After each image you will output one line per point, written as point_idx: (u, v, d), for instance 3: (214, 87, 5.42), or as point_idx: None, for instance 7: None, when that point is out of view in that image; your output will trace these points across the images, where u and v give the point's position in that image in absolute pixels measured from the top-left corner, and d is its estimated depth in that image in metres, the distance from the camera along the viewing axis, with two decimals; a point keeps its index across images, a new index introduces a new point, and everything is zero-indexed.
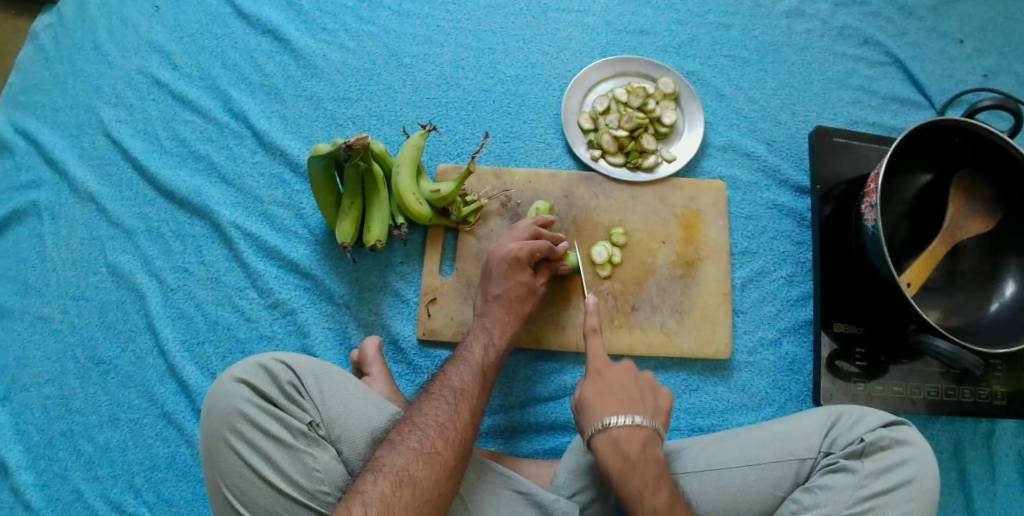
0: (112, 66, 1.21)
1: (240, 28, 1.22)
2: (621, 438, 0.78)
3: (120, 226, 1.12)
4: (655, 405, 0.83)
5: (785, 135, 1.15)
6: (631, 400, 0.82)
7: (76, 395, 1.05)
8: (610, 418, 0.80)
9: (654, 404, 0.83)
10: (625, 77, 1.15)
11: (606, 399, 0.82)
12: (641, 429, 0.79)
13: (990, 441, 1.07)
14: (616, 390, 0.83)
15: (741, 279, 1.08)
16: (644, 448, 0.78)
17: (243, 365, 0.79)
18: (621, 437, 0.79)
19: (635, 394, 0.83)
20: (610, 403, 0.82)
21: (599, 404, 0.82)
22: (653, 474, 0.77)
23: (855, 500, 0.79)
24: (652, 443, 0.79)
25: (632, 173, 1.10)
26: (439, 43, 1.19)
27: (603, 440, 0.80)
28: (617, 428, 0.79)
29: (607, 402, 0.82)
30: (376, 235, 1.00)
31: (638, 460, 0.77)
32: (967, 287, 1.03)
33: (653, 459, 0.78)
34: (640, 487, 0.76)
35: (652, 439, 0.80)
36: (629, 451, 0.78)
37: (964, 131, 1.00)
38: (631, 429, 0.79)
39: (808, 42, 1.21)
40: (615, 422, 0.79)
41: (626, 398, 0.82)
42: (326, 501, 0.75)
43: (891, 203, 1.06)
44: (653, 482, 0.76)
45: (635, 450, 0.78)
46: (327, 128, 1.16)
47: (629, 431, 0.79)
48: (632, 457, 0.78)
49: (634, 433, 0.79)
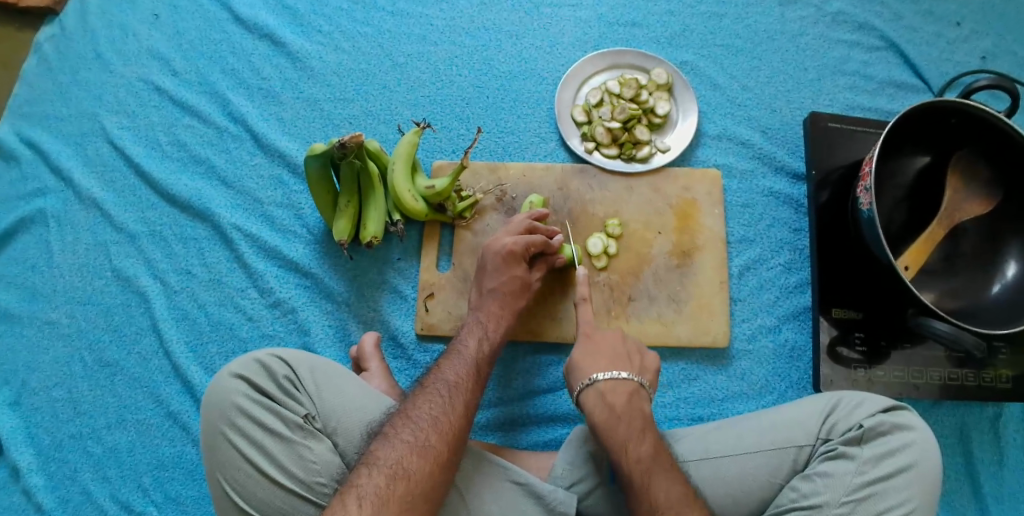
0: (113, 75, 1.23)
1: (238, 33, 1.23)
2: (606, 391, 0.84)
3: (124, 231, 1.14)
4: (643, 364, 0.89)
5: (780, 122, 1.15)
6: (617, 356, 0.88)
7: (84, 398, 1.07)
8: (596, 374, 0.86)
9: (642, 363, 0.89)
10: (618, 70, 1.16)
11: (594, 356, 0.88)
12: (626, 382, 0.85)
13: (996, 425, 1.06)
14: (603, 350, 0.89)
15: (739, 267, 1.07)
16: (629, 399, 0.83)
17: (240, 360, 0.81)
18: (606, 389, 0.84)
19: (621, 352, 0.89)
20: (598, 361, 0.87)
21: (587, 362, 0.87)
22: (639, 425, 0.81)
23: (854, 486, 0.79)
24: (639, 395, 0.84)
25: (627, 165, 1.10)
26: (433, 42, 1.20)
27: (590, 395, 0.84)
28: (603, 383, 0.85)
29: (595, 360, 0.87)
30: (372, 232, 1.01)
31: (623, 411, 0.82)
32: (967, 268, 1.02)
33: (638, 410, 0.83)
34: (625, 436, 0.79)
35: (637, 391, 0.85)
36: (616, 402, 0.83)
37: (959, 113, 0.99)
38: (616, 382, 0.85)
39: (802, 29, 1.20)
40: (600, 376, 0.85)
41: (614, 357, 0.88)
42: (323, 493, 0.76)
43: (888, 187, 1.06)
44: (636, 432, 0.80)
45: (621, 402, 0.83)
46: (324, 128, 1.17)
47: (614, 383, 0.85)
48: (618, 408, 0.82)
49: (620, 386, 0.84)
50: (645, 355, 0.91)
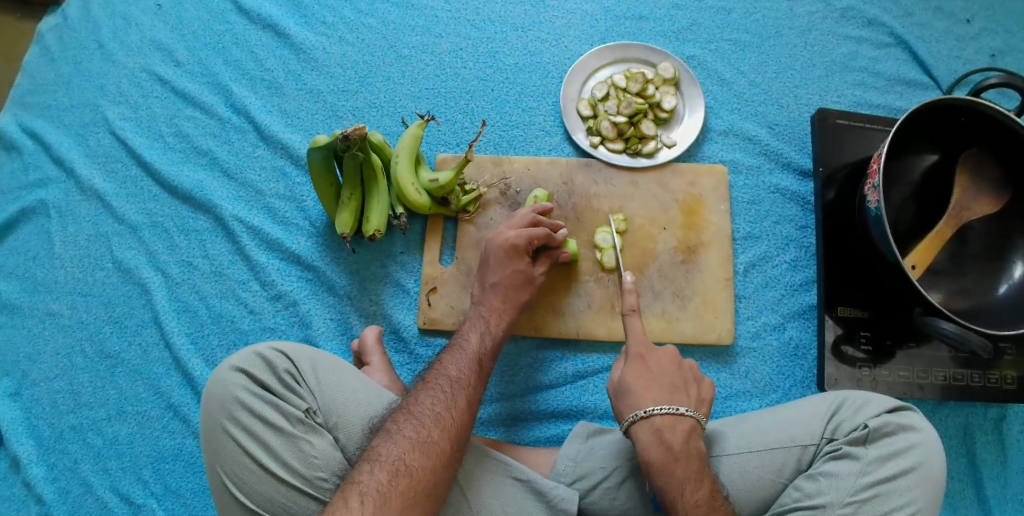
0: (116, 65, 1.22)
1: (241, 24, 1.22)
2: (665, 428, 0.79)
3: (126, 222, 1.14)
4: (698, 394, 0.85)
5: (787, 119, 1.14)
6: (673, 390, 0.83)
7: (85, 389, 1.07)
8: (652, 407, 0.80)
9: (697, 394, 0.85)
10: (624, 64, 1.15)
11: (650, 388, 0.83)
12: (685, 420, 0.80)
13: (1001, 426, 1.05)
14: (658, 379, 0.84)
15: (743, 264, 1.07)
16: (687, 439, 0.79)
17: (241, 354, 0.80)
18: (664, 427, 0.79)
19: (677, 383, 0.84)
20: (651, 391, 0.82)
21: (643, 394, 0.82)
22: (696, 467, 0.78)
23: (859, 487, 0.78)
24: (696, 434, 0.81)
25: (633, 160, 1.09)
26: (438, 34, 1.19)
27: (645, 429, 0.80)
28: (660, 418, 0.80)
29: (650, 390, 0.82)
30: (376, 225, 1.00)
31: (681, 452, 0.78)
32: (974, 268, 1.01)
33: (695, 450, 0.79)
34: (683, 479, 0.77)
35: (695, 430, 0.81)
36: (674, 442, 0.79)
37: (969, 111, 0.98)
38: (674, 419, 0.80)
39: (811, 24, 1.19)
40: (657, 411, 0.80)
41: (670, 388, 0.83)
42: (324, 488, 0.76)
43: (896, 184, 1.05)
44: (693, 476, 0.77)
45: (679, 442, 0.79)
46: (327, 120, 1.16)
47: (672, 420, 0.80)
48: (676, 448, 0.78)
49: (677, 424, 0.80)
50: (700, 385, 0.86)
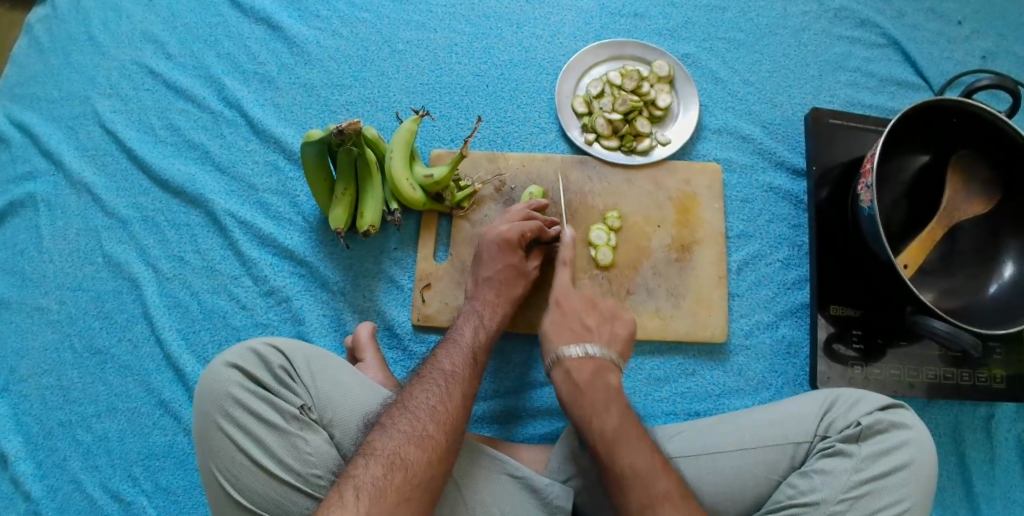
0: (106, 57, 1.21)
1: (234, 17, 1.21)
2: (572, 368, 0.84)
3: (116, 217, 1.12)
4: (612, 333, 0.89)
5: (781, 118, 1.14)
6: (584, 331, 0.88)
7: (74, 385, 1.06)
8: (565, 349, 0.85)
9: (611, 332, 0.89)
10: (619, 61, 1.15)
11: (562, 331, 0.88)
12: (593, 359, 0.84)
13: (989, 425, 1.06)
14: (572, 322, 0.90)
15: (737, 262, 1.07)
16: (596, 374, 0.83)
17: (235, 350, 0.80)
18: (573, 366, 0.84)
19: (589, 324, 0.89)
20: (565, 335, 0.88)
21: (558, 337, 0.88)
22: (604, 397, 0.80)
23: (852, 484, 0.79)
24: (606, 370, 0.84)
25: (627, 157, 1.09)
26: (433, 29, 1.19)
27: (558, 371, 0.85)
28: (571, 358, 0.84)
29: (563, 332, 0.88)
30: (370, 220, 0.99)
31: (588, 386, 0.82)
32: (964, 268, 1.02)
33: (604, 383, 0.82)
34: (590, 408, 0.79)
35: (604, 367, 0.84)
36: (581, 376, 0.83)
37: (961, 112, 0.99)
38: (582, 359, 0.84)
39: (804, 24, 1.19)
40: (567, 352, 0.85)
41: (581, 331, 0.88)
42: (319, 485, 0.75)
43: (889, 184, 1.05)
44: (601, 406, 0.79)
45: (585, 376, 0.83)
46: (321, 115, 1.15)
47: (580, 359, 0.84)
48: (582, 382, 0.82)
49: (586, 362, 0.84)
50: (618, 325, 0.91)
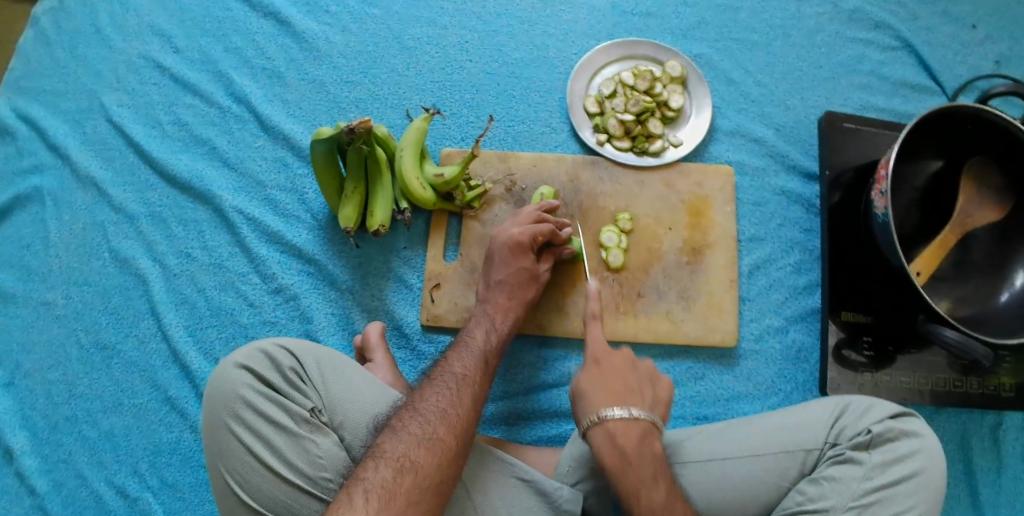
0: (113, 50, 1.19)
1: (242, 11, 1.20)
2: (616, 432, 0.78)
3: (123, 211, 1.12)
4: (654, 395, 0.83)
5: (794, 121, 1.14)
6: (618, 291, 0.94)
7: (79, 381, 1.05)
8: (607, 411, 0.79)
9: (653, 395, 0.83)
10: (631, 60, 1.14)
11: (602, 392, 0.81)
12: (638, 421, 0.79)
13: (997, 432, 1.06)
14: (613, 381, 0.83)
15: (748, 266, 1.06)
16: (642, 441, 0.78)
17: (245, 351, 0.79)
18: (600, 315, 0.91)
19: (632, 385, 0.82)
20: (607, 395, 0.81)
21: (589, 290, 0.94)
22: (650, 471, 0.76)
23: (861, 492, 0.79)
24: (635, 328, 0.90)
25: (639, 158, 1.09)
26: (444, 26, 1.17)
27: (600, 434, 0.78)
28: (614, 421, 0.78)
29: (600, 392, 0.81)
30: (380, 219, 0.99)
31: (635, 456, 0.76)
32: (976, 275, 1.02)
33: (650, 453, 0.78)
34: (639, 482, 0.75)
35: (649, 431, 0.79)
36: (627, 444, 0.77)
37: (976, 118, 0.99)
38: (627, 422, 0.78)
39: (819, 26, 1.18)
40: (611, 415, 0.78)
41: (623, 390, 0.82)
42: (328, 489, 0.75)
43: (902, 189, 1.05)
44: (649, 479, 0.76)
45: (632, 445, 0.77)
46: (330, 111, 1.14)
47: (626, 424, 0.78)
48: (630, 450, 0.77)
49: (631, 426, 0.78)
50: (649, 293, 0.97)
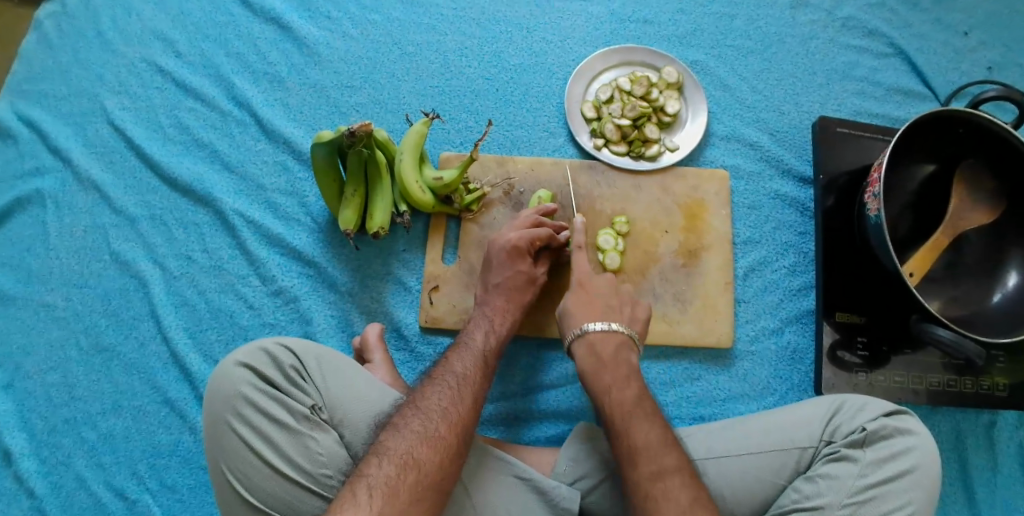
0: (115, 54, 1.21)
1: (244, 16, 1.22)
2: (596, 341, 0.87)
3: (124, 214, 1.13)
4: (633, 314, 0.92)
5: (788, 126, 1.15)
6: (609, 309, 0.90)
7: (79, 382, 1.06)
8: (587, 325, 0.88)
9: (632, 314, 0.91)
10: (628, 67, 1.15)
11: (583, 306, 0.90)
12: (616, 334, 0.87)
13: (991, 433, 1.07)
14: (596, 302, 0.91)
15: (744, 268, 1.08)
16: (618, 350, 0.86)
17: (245, 349, 0.80)
18: (596, 340, 0.87)
19: (613, 305, 0.91)
20: (589, 313, 0.90)
21: (577, 312, 0.90)
22: (624, 373, 0.84)
23: (857, 489, 0.80)
24: (626, 346, 0.87)
25: (635, 162, 1.10)
26: (443, 32, 1.19)
27: (581, 346, 0.87)
28: (594, 333, 0.87)
29: (589, 307, 0.90)
30: (379, 222, 0.99)
31: (610, 361, 0.85)
32: (970, 277, 1.03)
33: (626, 361, 0.85)
34: (610, 381, 0.83)
35: (626, 344, 0.87)
36: (604, 351, 0.86)
37: (967, 122, 1.01)
38: (606, 333, 0.87)
39: (813, 33, 1.20)
40: (592, 329, 0.88)
41: (604, 309, 0.90)
42: (329, 485, 0.75)
43: (895, 193, 1.06)
44: (620, 379, 0.83)
45: (609, 352, 0.86)
46: (330, 116, 1.16)
47: (603, 334, 0.87)
48: (606, 358, 0.85)
49: (608, 337, 0.87)
50: (638, 307, 0.93)
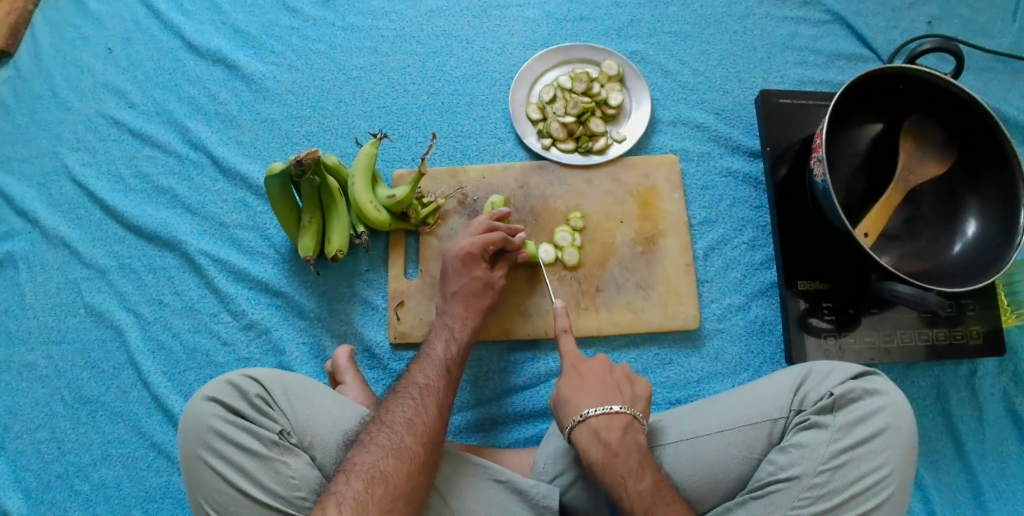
0: (71, 112, 1.23)
1: (191, 60, 1.24)
2: (600, 428, 0.82)
3: (94, 267, 1.14)
4: (633, 393, 0.87)
5: (733, 104, 1.17)
6: (608, 390, 0.86)
7: (68, 436, 1.07)
8: (588, 410, 0.83)
9: (632, 392, 0.87)
10: (569, 65, 1.17)
11: (586, 390, 0.86)
12: (620, 417, 0.83)
13: (973, 382, 1.07)
14: (593, 382, 0.87)
15: (703, 249, 1.09)
16: (625, 434, 0.82)
17: (212, 384, 0.81)
18: (600, 426, 0.82)
19: (612, 384, 0.87)
20: (586, 396, 0.85)
21: (576, 398, 0.85)
22: (637, 461, 0.80)
23: (831, 454, 0.80)
24: (633, 429, 0.83)
25: (585, 158, 1.11)
26: (385, 53, 1.21)
27: (584, 433, 0.82)
28: (595, 419, 0.83)
29: (587, 393, 0.86)
30: (337, 245, 1.02)
31: (619, 449, 0.80)
32: (929, 230, 1.04)
33: (634, 444, 0.81)
34: (598, 422, 0.82)
35: (632, 426, 0.83)
36: (612, 438, 0.81)
37: (906, 78, 1.02)
38: (610, 418, 0.83)
39: (749, 9, 1.22)
40: (593, 412, 0.83)
41: (604, 390, 0.86)
42: (304, 507, 0.77)
43: (844, 156, 1.07)
44: (635, 469, 0.79)
45: (616, 438, 0.81)
46: (283, 147, 1.18)
47: (607, 419, 0.82)
48: (614, 445, 0.81)
49: (613, 422, 0.82)
50: (635, 384, 0.89)
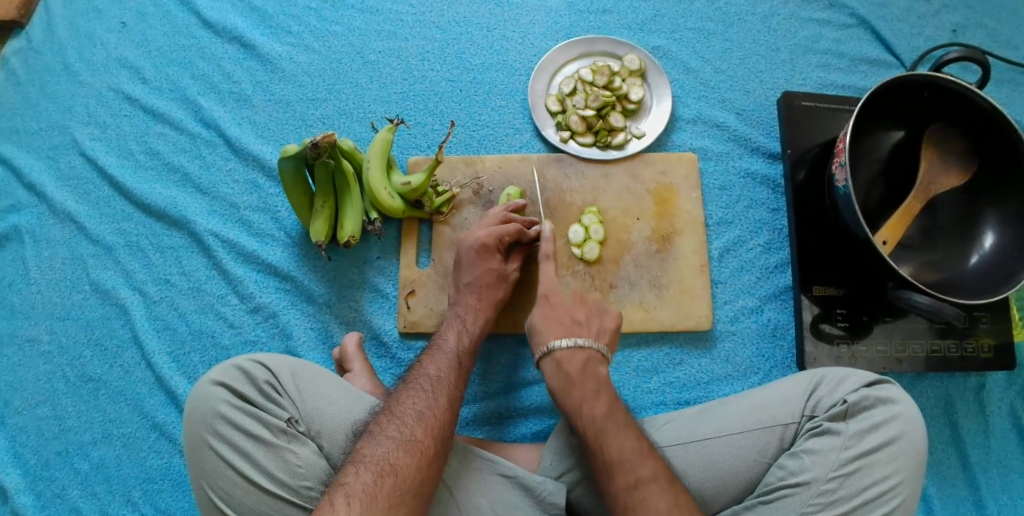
0: (82, 86, 1.21)
1: (207, 38, 1.22)
2: (563, 359, 0.85)
3: (101, 243, 1.13)
4: (601, 326, 0.90)
5: (754, 104, 1.15)
6: (574, 325, 0.89)
7: (69, 413, 1.06)
8: (555, 342, 0.86)
9: (600, 326, 0.90)
10: (590, 57, 1.15)
11: (552, 325, 0.89)
12: (584, 351, 0.86)
13: (981, 395, 1.06)
14: (561, 316, 0.90)
15: (718, 250, 1.08)
16: (586, 366, 0.84)
17: (220, 368, 0.80)
18: (564, 358, 0.85)
19: (579, 318, 0.90)
20: (554, 328, 0.88)
21: (547, 331, 0.88)
22: (593, 388, 0.82)
23: (842, 462, 0.79)
24: (594, 362, 0.85)
25: (603, 152, 1.10)
26: (404, 37, 1.19)
27: (548, 363, 0.86)
28: (560, 350, 0.85)
29: (553, 326, 0.89)
30: (350, 231, 1.00)
31: (578, 378, 0.83)
32: (946, 240, 1.03)
33: (594, 375, 0.84)
34: (563, 355, 0.85)
35: (593, 360, 0.86)
36: (572, 369, 0.84)
37: (931, 86, 1.00)
38: (574, 350, 0.85)
39: (773, 9, 1.20)
40: (558, 345, 0.86)
41: (572, 325, 0.89)
42: (310, 496, 0.76)
43: (864, 162, 1.06)
44: (591, 394, 0.81)
45: (576, 368, 0.84)
46: (298, 129, 1.16)
47: (571, 352, 0.85)
48: (574, 375, 0.84)
49: (577, 355, 0.85)
50: (605, 317, 0.91)
